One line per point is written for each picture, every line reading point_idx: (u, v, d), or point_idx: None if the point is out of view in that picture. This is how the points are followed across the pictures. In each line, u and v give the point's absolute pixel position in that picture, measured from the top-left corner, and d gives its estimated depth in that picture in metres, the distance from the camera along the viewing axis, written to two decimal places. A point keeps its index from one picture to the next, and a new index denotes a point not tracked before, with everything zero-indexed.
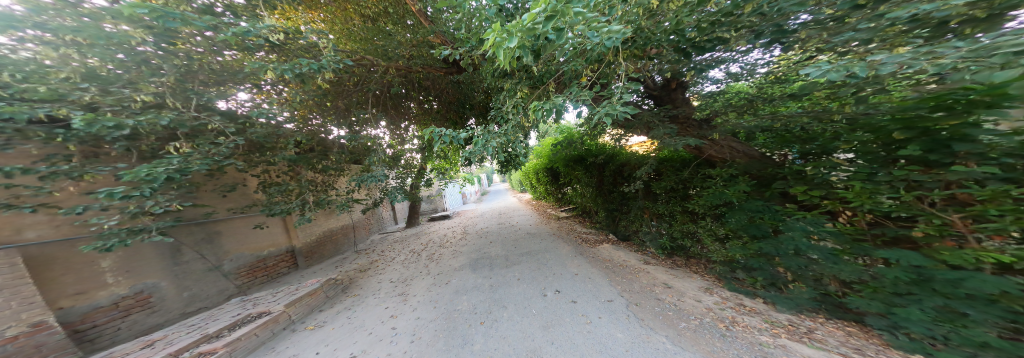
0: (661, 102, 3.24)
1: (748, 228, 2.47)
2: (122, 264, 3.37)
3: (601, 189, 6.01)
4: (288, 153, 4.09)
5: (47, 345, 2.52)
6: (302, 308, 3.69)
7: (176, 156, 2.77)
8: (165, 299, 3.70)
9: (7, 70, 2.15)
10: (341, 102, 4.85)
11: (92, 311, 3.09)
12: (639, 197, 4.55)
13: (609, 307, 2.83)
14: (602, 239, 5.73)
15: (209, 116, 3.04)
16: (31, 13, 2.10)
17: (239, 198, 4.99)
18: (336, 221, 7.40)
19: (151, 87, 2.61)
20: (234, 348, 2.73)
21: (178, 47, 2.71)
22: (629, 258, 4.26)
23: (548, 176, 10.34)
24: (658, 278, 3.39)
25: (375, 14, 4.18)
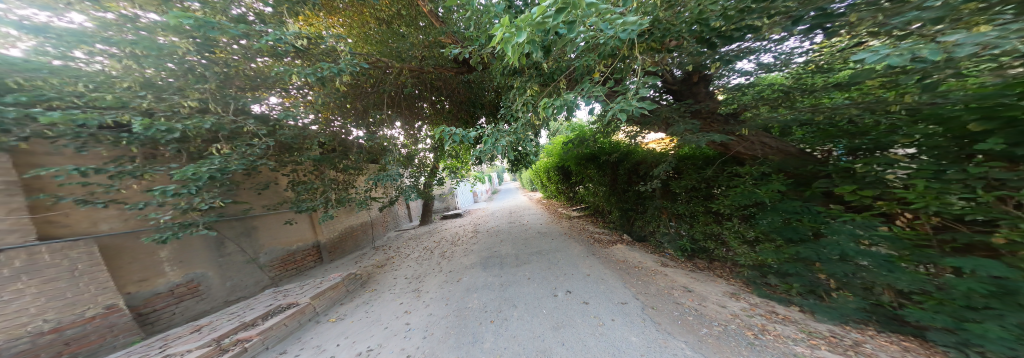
0: (682, 97, 3.08)
1: (784, 231, 2.30)
2: (177, 255, 3.73)
3: (614, 188, 5.86)
4: (312, 153, 4.32)
5: (118, 325, 2.88)
6: (326, 301, 3.90)
7: (218, 156, 3.02)
8: (212, 288, 4.06)
9: (82, 82, 2.45)
10: (359, 104, 5.05)
11: (151, 297, 3.45)
12: (656, 196, 4.38)
13: (622, 309, 2.76)
14: (616, 239, 5.59)
15: (244, 120, 3.29)
16: (100, 29, 2.37)
17: (272, 195, 5.38)
18: (356, 218, 7.75)
19: (196, 93, 2.86)
20: (267, 337, 2.95)
21: (218, 55, 2.94)
22: (645, 260, 4.13)
23: (559, 175, 10.23)
24: (678, 282, 3.25)
25: (389, 17, 4.28)
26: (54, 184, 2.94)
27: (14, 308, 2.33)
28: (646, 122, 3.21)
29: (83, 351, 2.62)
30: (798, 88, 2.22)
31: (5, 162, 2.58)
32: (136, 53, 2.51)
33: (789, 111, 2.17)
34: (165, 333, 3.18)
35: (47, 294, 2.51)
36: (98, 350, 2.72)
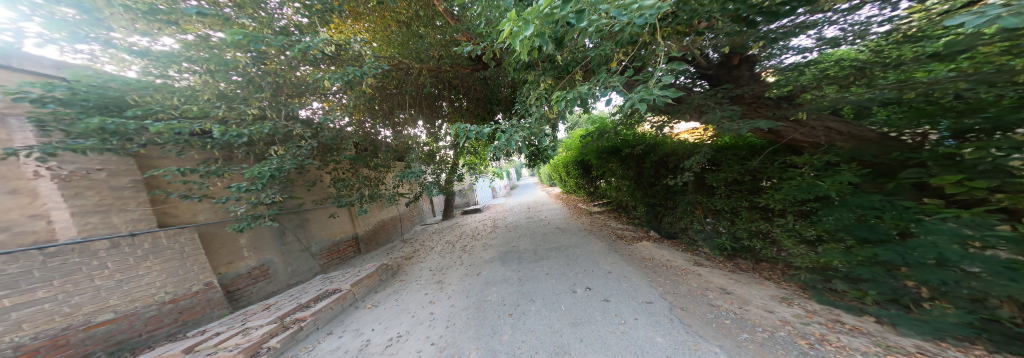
0: (717, 83, 2.85)
1: (856, 229, 1.97)
2: (252, 244, 4.32)
3: (639, 183, 5.58)
4: (347, 153, 4.70)
5: (213, 300, 3.48)
6: (363, 288, 4.26)
7: (275, 157, 3.43)
8: (277, 272, 4.65)
9: (176, 96, 2.91)
10: (385, 105, 5.31)
11: (236, 277, 4.03)
12: (689, 190, 4.08)
13: (647, 309, 2.64)
14: (641, 236, 5.34)
15: (293, 124, 3.68)
16: (184, 50, 2.79)
17: (318, 191, 6.01)
18: (386, 212, 8.32)
19: (257, 101, 3.27)
20: (318, 318, 3.32)
21: (270, 67, 3.29)
22: (675, 258, 3.89)
23: (578, 169, 9.94)
24: (714, 282, 3.02)
25: (407, 19, 4.35)
26: (164, 182, 3.55)
27: (146, 281, 2.96)
28: (678, 110, 2.97)
29: (191, 319, 3.23)
30: (880, 61, 1.84)
31: (129, 165, 3.20)
32: (211, 68, 2.96)
33: (865, 90, 1.84)
34: (245, 309, 3.74)
35: (165, 271, 3.14)
36: (201, 319, 3.32)
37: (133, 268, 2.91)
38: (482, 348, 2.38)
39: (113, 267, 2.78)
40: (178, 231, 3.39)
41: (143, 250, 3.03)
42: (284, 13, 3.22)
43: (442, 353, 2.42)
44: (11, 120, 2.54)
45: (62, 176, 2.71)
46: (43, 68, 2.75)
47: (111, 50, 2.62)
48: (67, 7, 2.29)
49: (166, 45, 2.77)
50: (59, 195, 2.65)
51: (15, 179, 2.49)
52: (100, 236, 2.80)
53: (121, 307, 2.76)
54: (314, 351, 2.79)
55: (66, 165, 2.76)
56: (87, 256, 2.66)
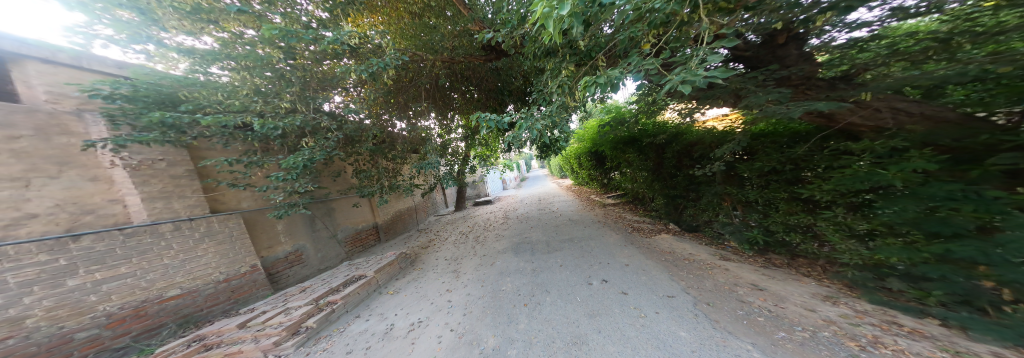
0: (757, 65, 2.62)
1: (924, 223, 1.68)
2: (287, 230, 4.62)
3: (657, 173, 5.35)
4: (366, 144, 4.82)
5: (258, 281, 3.80)
6: (385, 275, 4.45)
7: (307, 148, 3.72)
8: (310, 258, 4.95)
9: (219, 92, 3.17)
10: (399, 98, 5.32)
11: (275, 261, 4.33)
12: (717, 181, 3.82)
13: (668, 303, 2.56)
14: (660, 228, 5.18)
15: (320, 116, 3.89)
16: (223, 47, 2.98)
17: (342, 182, 6.28)
18: (404, 202, 8.57)
19: (288, 96, 3.47)
20: (348, 302, 3.52)
21: (299, 62, 3.43)
22: (698, 253, 3.73)
23: (592, 160, 9.68)
24: (744, 278, 2.86)
25: (420, 10, 4.23)
26: (214, 171, 3.84)
27: (203, 262, 3.27)
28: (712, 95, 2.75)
29: (241, 297, 3.56)
30: (966, 30, 1.54)
31: (184, 155, 3.46)
32: (248, 65, 3.14)
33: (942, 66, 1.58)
34: (285, 290, 4.02)
35: (219, 253, 3.46)
36: (249, 298, 3.63)
37: (190, 251, 3.18)
38: (500, 336, 2.40)
39: (177, 248, 3.09)
40: (224, 216, 3.63)
41: (197, 234, 3.29)
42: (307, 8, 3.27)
43: (460, 339, 2.48)
44: (87, 114, 2.84)
45: (132, 166, 2.99)
46: (112, 68, 3.11)
47: (161, 50, 2.80)
48: (126, 9, 2.50)
49: (208, 43, 2.98)
50: (129, 182, 2.92)
51: (95, 167, 2.79)
52: (166, 220, 3.09)
53: (185, 284, 3.09)
54: (344, 332, 2.95)
55: (134, 154, 3.02)
56: (157, 237, 2.97)
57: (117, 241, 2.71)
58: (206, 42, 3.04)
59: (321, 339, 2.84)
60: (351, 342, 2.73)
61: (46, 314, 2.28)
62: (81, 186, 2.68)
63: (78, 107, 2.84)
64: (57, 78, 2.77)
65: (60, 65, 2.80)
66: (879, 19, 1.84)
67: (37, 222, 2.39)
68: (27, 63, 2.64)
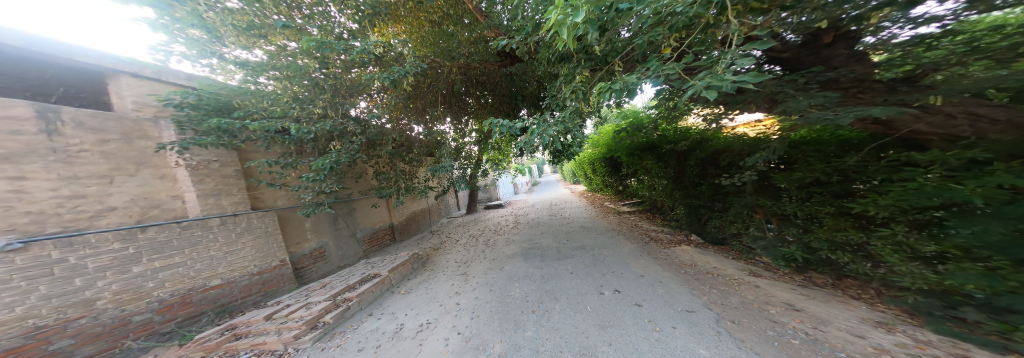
0: (795, 66, 2.42)
1: (1009, 247, 1.42)
2: (313, 227, 4.89)
3: (678, 181, 5.13)
4: (386, 148, 5.07)
5: (285, 275, 4.01)
6: (398, 275, 4.56)
7: (335, 152, 3.99)
8: (331, 254, 5.19)
9: (265, 99, 3.51)
10: (418, 103, 5.50)
11: (301, 257, 4.57)
12: (748, 190, 3.53)
13: (687, 318, 2.40)
14: (681, 240, 4.90)
15: (347, 121, 4.17)
16: (268, 59, 3.32)
17: (363, 183, 6.56)
18: (418, 204, 8.79)
19: (320, 102, 3.79)
20: (362, 299, 3.64)
21: (331, 72, 3.70)
22: (723, 267, 3.49)
23: (608, 167, 9.44)
24: (777, 297, 2.62)
25: (440, 18, 4.34)
26: (257, 172, 4.09)
27: (242, 254, 3.52)
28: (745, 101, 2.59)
29: (270, 290, 3.78)
30: None
31: (233, 157, 3.76)
32: (288, 75, 3.49)
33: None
34: (308, 285, 4.21)
35: (255, 247, 3.70)
36: (275, 291, 3.83)
37: (231, 244, 3.44)
38: (506, 342, 2.37)
39: (222, 241, 3.34)
40: (261, 213, 3.88)
41: (238, 228, 3.56)
42: (341, 20, 3.51)
43: (466, 343, 2.46)
44: (161, 121, 3.18)
45: (191, 166, 3.30)
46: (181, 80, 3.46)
47: (222, 63, 3.19)
48: (197, 28, 2.84)
49: (257, 55, 3.32)
50: (188, 181, 3.23)
51: (163, 167, 3.11)
52: (216, 215, 3.38)
53: (225, 275, 3.32)
54: (356, 329, 3.03)
55: (194, 155, 3.35)
56: (205, 230, 3.23)
57: (174, 231, 3.00)
58: (258, 55, 3.36)
59: (336, 335, 2.94)
60: (362, 339, 2.79)
61: (113, 298, 2.54)
62: (151, 184, 2.98)
63: (155, 114, 3.17)
64: (141, 89, 3.16)
65: (144, 78, 3.19)
66: (952, 13, 1.59)
67: (115, 214, 2.69)
68: (120, 76, 3.04)
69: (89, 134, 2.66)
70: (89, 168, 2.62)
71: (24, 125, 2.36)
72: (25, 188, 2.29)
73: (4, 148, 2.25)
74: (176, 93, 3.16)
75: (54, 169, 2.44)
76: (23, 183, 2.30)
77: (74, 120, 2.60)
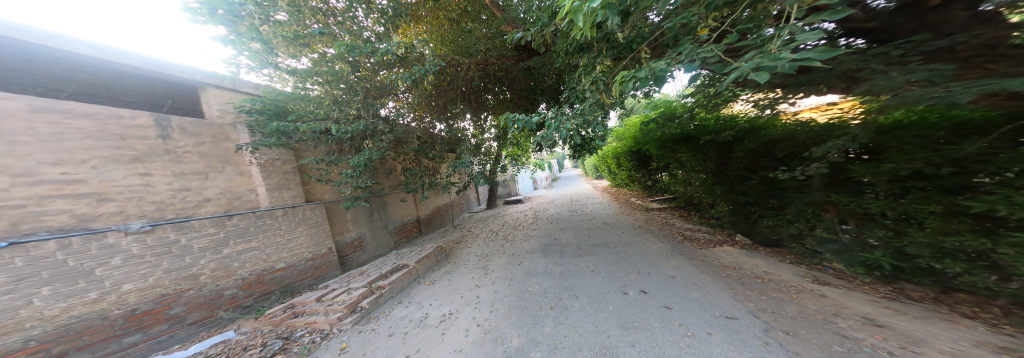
0: (889, 37, 1.92)
1: None
2: (354, 219, 5.38)
3: (722, 176, 4.48)
4: (412, 145, 5.35)
5: (332, 261, 4.50)
6: (423, 266, 4.83)
7: (368, 150, 4.37)
8: (368, 244, 5.67)
9: (307, 102, 3.92)
10: (439, 101, 5.62)
11: (344, 245, 5.05)
12: (816, 184, 2.81)
13: (726, 324, 2.17)
14: (724, 240, 4.41)
15: (377, 121, 4.50)
16: (313, 65, 3.72)
17: (393, 178, 6.98)
18: (442, 199, 9.19)
19: (353, 104, 4.18)
20: (393, 287, 3.93)
21: (363, 75, 4.06)
22: (778, 272, 3.03)
23: (634, 161, 9.04)
24: (851, 309, 2.14)
25: (458, 16, 4.42)
26: (309, 168, 4.61)
27: (299, 242, 4.06)
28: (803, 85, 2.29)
29: (321, 274, 4.29)
30: None
31: (291, 156, 4.27)
32: (328, 80, 3.78)
33: None
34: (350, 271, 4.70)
35: (310, 234, 4.24)
36: (325, 276, 4.34)
37: (290, 233, 3.96)
38: (524, 337, 2.43)
39: (285, 228, 3.89)
40: (311, 206, 4.36)
41: (294, 219, 4.05)
42: (368, 24, 3.79)
43: (485, 335, 2.57)
44: (239, 126, 3.69)
45: (261, 164, 3.81)
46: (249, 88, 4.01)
47: (275, 72, 3.64)
48: (255, 41, 3.23)
49: (303, 63, 3.72)
50: (260, 177, 3.74)
51: (240, 164, 3.60)
52: (280, 206, 3.91)
53: (288, 259, 3.84)
54: (388, 316, 3.28)
55: (263, 155, 3.85)
56: (272, 219, 3.76)
57: (249, 220, 3.50)
58: (304, 63, 3.81)
59: (371, 319, 3.22)
60: (392, 325, 3.04)
61: (212, 274, 3.09)
62: (234, 179, 3.49)
63: (233, 120, 3.69)
64: (222, 99, 3.68)
65: (225, 89, 3.72)
66: None
67: (210, 204, 3.21)
68: (206, 89, 3.58)
69: (190, 138, 3.20)
70: (191, 165, 3.16)
71: (147, 131, 2.89)
72: (149, 182, 2.83)
73: (135, 150, 2.80)
74: (250, 100, 3.73)
75: (168, 166, 2.99)
76: (149, 178, 2.84)
77: (179, 126, 3.13)
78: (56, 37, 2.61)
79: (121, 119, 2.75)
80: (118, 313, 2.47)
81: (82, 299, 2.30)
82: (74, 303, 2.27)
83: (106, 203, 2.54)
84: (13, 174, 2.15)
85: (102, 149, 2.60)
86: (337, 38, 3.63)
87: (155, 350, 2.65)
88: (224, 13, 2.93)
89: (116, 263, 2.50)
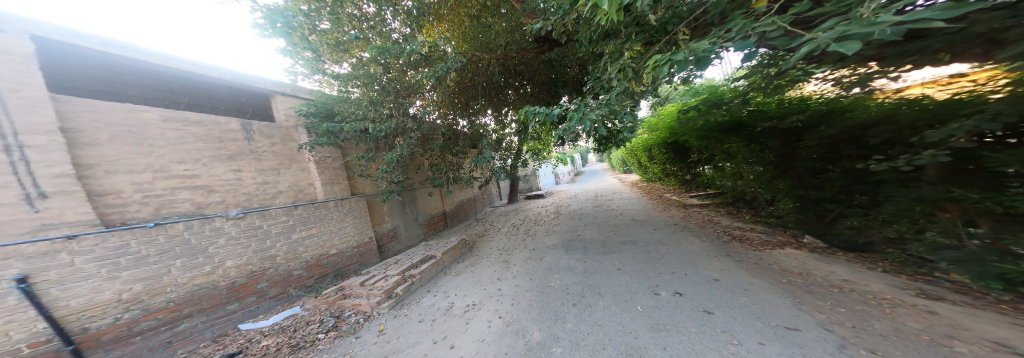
0: None
1: None
2: (390, 211, 5.79)
3: (786, 169, 3.56)
4: (438, 141, 5.50)
5: (371, 250, 5.00)
6: (449, 257, 5.03)
7: (401, 146, 4.71)
8: (401, 235, 6.08)
9: (348, 104, 4.25)
10: (461, 98, 5.64)
11: (382, 235, 5.49)
12: (927, 178, 2.10)
13: (782, 334, 1.86)
14: (781, 243, 3.71)
15: (405, 119, 4.73)
16: (351, 69, 4.06)
17: (421, 174, 7.30)
18: (466, 193, 9.51)
19: (388, 104, 4.47)
20: (423, 276, 4.16)
21: (397, 76, 4.35)
22: (864, 280, 2.40)
23: (670, 153, 8.45)
24: (971, 331, 1.58)
25: (478, 11, 4.25)
26: (354, 164, 5.07)
27: (348, 230, 4.60)
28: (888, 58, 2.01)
29: (363, 260, 4.81)
30: None
31: (339, 153, 4.75)
32: (364, 82, 4.16)
33: None
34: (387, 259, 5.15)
35: (355, 224, 4.77)
36: (367, 262, 4.88)
37: (340, 223, 4.51)
38: (545, 331, 2.42)
39: (337, 218, 4.47)
40: (354, 199, 4.85)
41: (343, 210, 4.60)
42: (396, 26, 3.99)
43: (507, 327, 2.61)
44: (299, 128, 4.25)
45: (317, 161, 4.36)
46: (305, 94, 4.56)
47: (324, 77, 4.17)
48: (306, 50, 3.66)
49: (344, 68, 4.11)
50: (317, 173, 4.32)
51: (300, 162, 4.17)
52: (333, 198, 4.50)
53: (338, 246, 4.39)
54: (418, 302, 3.49)
55: (319, 153, 4.42)
56: (326, 209, 4.33)
57: (310, 210, 4.09)
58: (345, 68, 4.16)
59: (404, 306, 3.44)
60: (422, 312, 3.22)
61: (284, 255, 3.66)
62: (299, 174, 4.09)
63: (295, 123, 4.25)
64: (288, 105, 4.24)
65: (289, 96, 4.28)
66: None
67: (282, 196, 3.83)
68: (276, 96, 4.16)
69: (265, 139, 3.78)
70: (268, 163, 3.75)
71: (237, 135, 3.48)
72: (241, 176, 3.43)
73: (230, 150, 3.39)
74: (307, 104, 4.22)
75: (253, 164, 3.58)
76: (240, 173, 3.43)
77: (258, 130, 3.72)
78: (172, 59, 3.19)
79: (219, 125, 3.34)
80: (223, 284, 3.06)
81: (201, 271, 2.91)
82: (196, 274, 2.88)
83: (214, 194, 3.16)
84: (154, 170, 2.83)
85: (208, 150, 3.21)
86: (369, 41, 3.85)
87: (247, 317, 3.23)
88: (281, 26, 3.29)
89: (221, 243, 3.10)
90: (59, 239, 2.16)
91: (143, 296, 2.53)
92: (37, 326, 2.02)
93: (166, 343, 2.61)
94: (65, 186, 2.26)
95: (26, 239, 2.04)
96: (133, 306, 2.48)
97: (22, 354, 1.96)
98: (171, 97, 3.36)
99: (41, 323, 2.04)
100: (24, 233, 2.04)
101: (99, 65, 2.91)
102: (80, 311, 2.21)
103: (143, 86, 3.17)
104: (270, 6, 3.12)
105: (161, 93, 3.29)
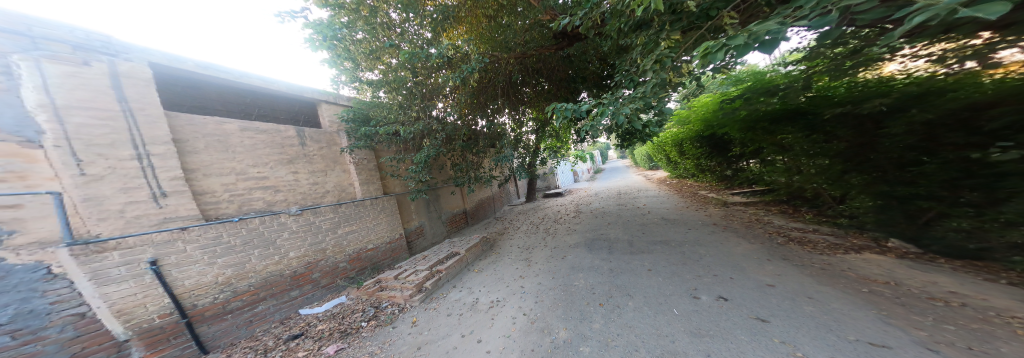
0: None
1: None
2: (416, 210, 6.04)
3: (862, 160, 2.94)
4: (460, 142, 5.66)
5: (400, 246, 5.25)
6: (472, 254, 5.16)
7: (429, 146, 4.97)
8: (426, 232, 6.32)
9: (383, 108, 4.68)
10: (481, 98, 5.59)
11: (410, 232, 5.75)
12: None
13: (862, 349, 1.62)
14: (855, 246, 3.21)
15: (430, 120, 4.95)
16: (381, 76, 4.33)
17: (445, 173, 7.54)
18: (484, 192, 9.63)
19: (416, 108, 4.73)
20: (449, 272, 4.30)
21: (427, 81, 4.53)
22: (981, 294, 1.98)
23: (705, 147, 7.81)
24: None
25: (496, 11, 4.23)
26: (386, 165, 5.38)
27: (382, 227, 4.91)
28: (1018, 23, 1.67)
29: (394, 256, 5.08)
30: None
31: (372, 155, 5.06)
32: (394, 87, 4.38)
33: None
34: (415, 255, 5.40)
35: (388, 221, 5.07)
36: (398, 257, 5.15)
37: (375, 220, 4.81)
38: (572, 330, 2.38)
39: (374, 215, 4.79)
40: (386, 197, 5.12)
41: (377, 208, 4.89)
42: (419, 32, 4.07)
43: (533, 324, 2.60)
44: (340, 133, 4.62)
45: (356, 163, 4.70)
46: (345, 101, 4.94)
47: (359, 85, 4.48)
48: (346, 61, 4.02)
49: (376, 75, 4.35)
50: (357, 173, 4.66)
51: (342, 163, 4.53)
52: (371, 196, 4.83)
53: (375, 241, 4.70)
54: (446, 297, 3.60)
55: (357, 155, 4.75)
56: (364, 207, 4.66)
57: (351, 208, 4.43)
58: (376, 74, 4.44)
59: (434, 299, 3.58)
60: (450, 306, 3.33)
61: (332, 249, 4.00)
62: (341, 175, 4.46)
63: (336, 128, 4.63)
64: (331, 112, 4.65)
65: (332, 103, 4.67)
66: None
67: (329, 195, 4.19)
68: (322, 104, 4.55)
69: (314, 144, 4.16)
70: (318, 165, 4.14)
71: (293, 141, 3.87)
72: (298, 177, 3.82)
73: (289, 154, 3.79)
74: (348, 110, 4.62)
75: (306, 166, 3.97)
76: (297, 174, 3.83)
77: (309, 135, 4.11)
78: (245, 75, 3.59)
79: (281, 132, 3.75)
80: (288, 272, 3.41)
81: (272, 260, 3.28)
82: (270, 263, 3.26)
83: (279, 193, 3.56)
84: (235, 173, 3.24)
85: (273, 154, 3.61)
86: (400, 48, 4.01)
87: (306, 303, 3.56)
88: (330, 39, 3.60)
89: (286, 236, 3.48)
90: (175, 230, 2.61)
91: (233, 280, 2.93)
92: (163, 301, 2.46)
93: (248, 321, 2.98)
94: (178, 187, 2.71)
95: (154, 230, 2.50)
96: (226, 288, 2.87)
97: (154, 323, 2.40)
98: (245, 110, 3.83)
99: (166, 298, 2.48)
100: (153, 224, 2.50)
101: (196, 85, 3.39)
102: (191, 289, 2.64)
103: (224, 102, 3.65)
104: (319, 22, 3.45)
105: (240, 106, 3.78)
